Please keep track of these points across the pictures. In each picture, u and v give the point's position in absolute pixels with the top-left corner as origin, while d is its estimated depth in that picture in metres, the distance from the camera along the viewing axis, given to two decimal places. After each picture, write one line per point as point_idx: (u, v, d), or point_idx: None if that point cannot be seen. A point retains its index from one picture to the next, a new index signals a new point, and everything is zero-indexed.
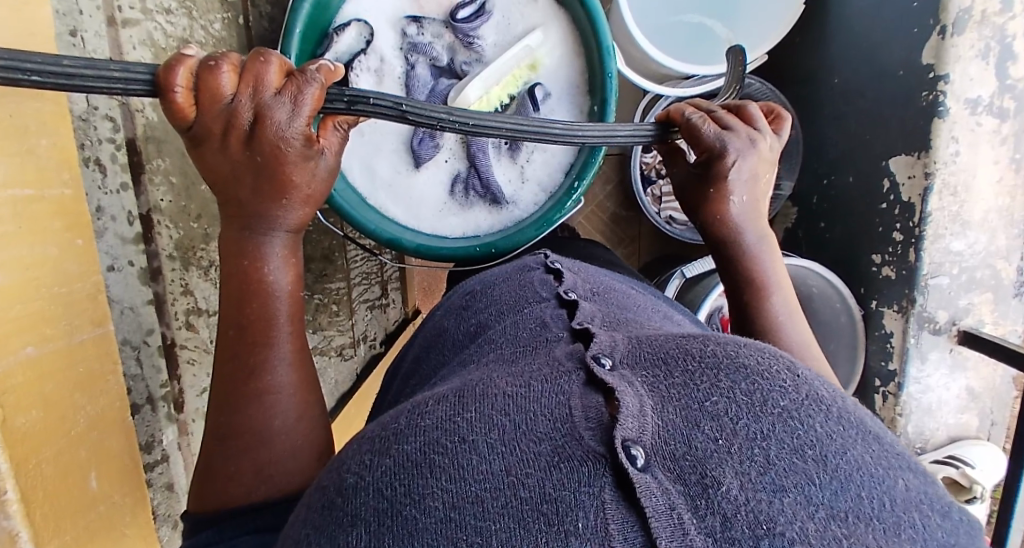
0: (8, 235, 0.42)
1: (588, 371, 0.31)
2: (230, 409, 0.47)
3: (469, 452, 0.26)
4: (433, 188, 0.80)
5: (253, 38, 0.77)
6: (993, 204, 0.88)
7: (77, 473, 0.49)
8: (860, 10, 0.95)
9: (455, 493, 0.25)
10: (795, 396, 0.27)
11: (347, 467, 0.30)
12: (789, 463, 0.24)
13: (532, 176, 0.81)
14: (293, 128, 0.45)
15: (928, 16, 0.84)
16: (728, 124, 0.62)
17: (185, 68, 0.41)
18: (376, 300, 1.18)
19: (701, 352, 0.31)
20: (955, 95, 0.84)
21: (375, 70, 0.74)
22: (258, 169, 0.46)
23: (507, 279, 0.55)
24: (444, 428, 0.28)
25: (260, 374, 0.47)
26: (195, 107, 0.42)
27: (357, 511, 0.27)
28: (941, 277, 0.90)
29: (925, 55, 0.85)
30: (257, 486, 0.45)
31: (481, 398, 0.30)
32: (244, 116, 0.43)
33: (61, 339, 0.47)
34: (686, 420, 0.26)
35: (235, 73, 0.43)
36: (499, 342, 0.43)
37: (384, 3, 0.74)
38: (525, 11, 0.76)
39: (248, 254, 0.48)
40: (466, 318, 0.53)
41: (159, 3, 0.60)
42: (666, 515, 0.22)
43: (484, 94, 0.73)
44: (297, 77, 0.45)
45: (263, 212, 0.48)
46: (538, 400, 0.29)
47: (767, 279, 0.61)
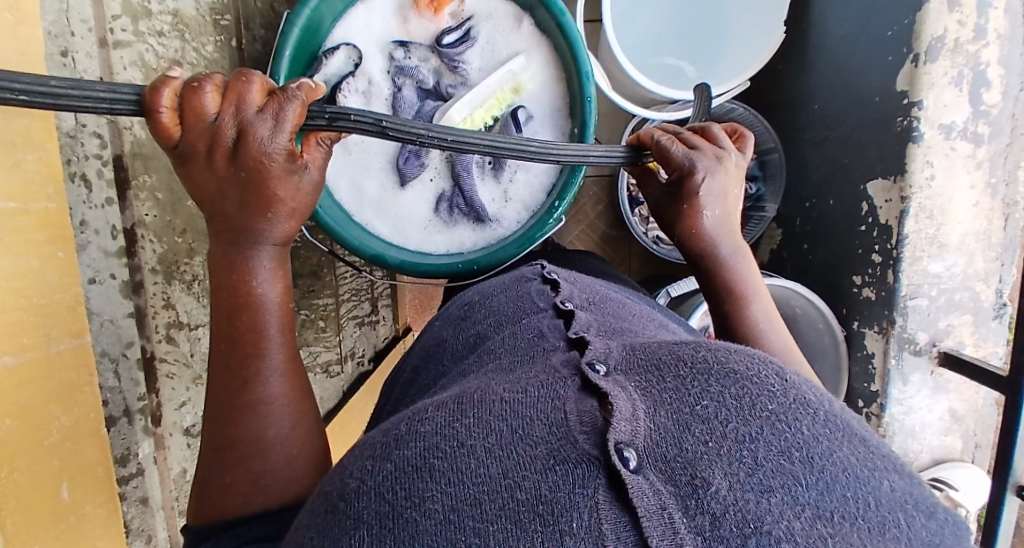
0: None
1: (583, 376, 0.32)
2: (226, 419, 0.47)
3: (468, 457, 0.27)
4: (418, 206, 0.81)
5: (246, 60, 0.79)
6: (971, 227, 0.89)
7: (49, 482, 0.49)
8: (839, 40, 0.98)
9: (454, 495, 0.26)
10: (784, 400, 0.27)
11: (350, 472, 0.31)
12: (777, 463, 0.24)
13: (516, 196, 0.82)
14: (276, 143, 0.46)
15: (902, 45, 0.87)
16: (695, 145, 0.64)
17: (170, 90, 0.44)
18: (366, 316, 1.19)
19: (693, 358, 0.31)
20: (930, 120, 0.86)
21: (363, 92, 0.76)
22: (243, 184, 0.47)
23: (506, 290, 0.57)
24: (444, 433, 0.29)
25: (251, 384, 0.48)
26: (180, 126, 0.44)
27: (359, 514, 0.27)
28: (920, 299, 0.91)
29: (900, 82, 0.88)
30: (254, 495, 0.45)
31: (479, 404, 0.30)
32: (227, 133, 0.45)
33: (39, 348, 0.47)
34: (678, 423, 0.27)
35: (218, 93, 0.45)
36: (498, 352, 0.44)
37: (373, 28, 0.77)
38: (509, 37, 0.78)
39: (237, 268, 0.49)
40: (465, 328, 0.55)
41: (153, 26, 0.61)
42: (658, 515, 0.23)
43: (466, 116, 0.76)
44: (278, 95, 0.46)
45: (247, 227, 0.48)
46: (534, 405, 0.30)
47: (745, 288, 0.62)
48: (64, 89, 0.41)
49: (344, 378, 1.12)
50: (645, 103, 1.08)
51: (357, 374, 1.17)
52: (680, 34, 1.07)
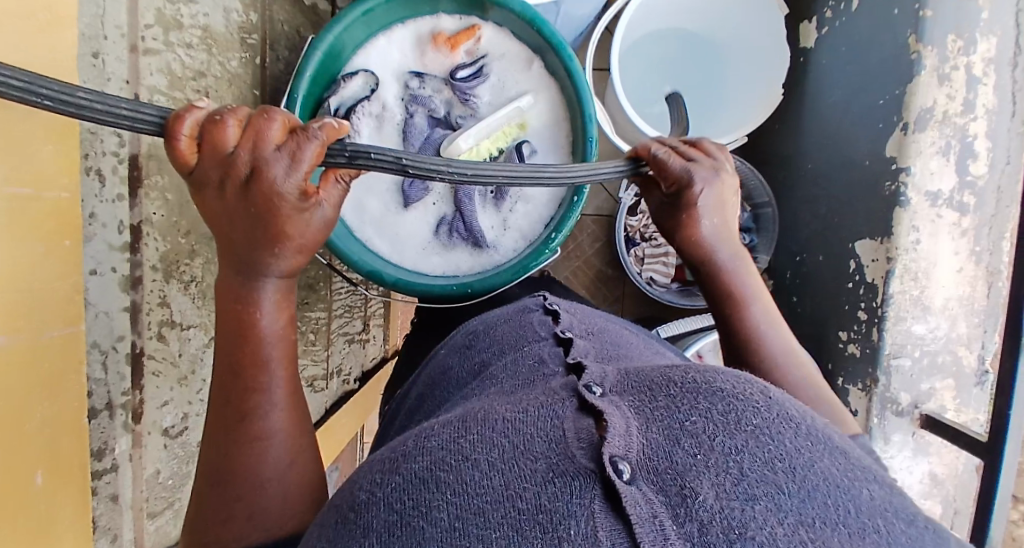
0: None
1: (580, 397, 0.33)
2: (224, 449, 0.47)
3: (471, 469, 0.28)
4: (418, 227, 0.84)
5: (267, 77, 0.82)
6: (954, 292, 0.90)
7: (23, 468, 0.50)
8: (829, 107, 1.05)
9: (460, 504, 0.26)
10: (768, 414, 0.28)
11: (360, 485, 0.32)
12: (762, 474, 0.25)
13: (514, 225, 0.84)
14: (288, 182, 0.48)
15: (893, 113, 0.91)
16: (693, 158, 0.66)
17: (192, 119, 0.46)
18: (357, 334, 1.21)
19: (682, 377, 0.31)
20: (917, 187, 0.89)
21: (376, 116, 0.80)
22: (254, 219, 0.48)
23: (509, 319, 0.59)
24: (449, 447, 0.30)
25: (251, 417, 0.48)
26: (196, 153, 0.47)
27: (369, 523, 0.28)
28: (903, 359, 0.92)
29: (889, 149, 0.92)
30: (246, 533, 0.44)
31: (484, 422, 0.31)
32: (242, 168, 0.47)
33: (30, 333, 0.49)
34: (668, 437, 0.27)
35: (239, 127, 0.47)
36: (500, 376, 0.46)
37: (390, 57, 0.81)
38: (518, 77, 0.82)
39: (244, 301, 0.51)
40: (470, 355, 0.56)
41: (182, 37, 0.64)
42: (649, 522, 0.23)
43: (472, 146, 0.78)
44: (297, 135, 0.48)
45: (256, 261, 0.50)
46: (534, 422, 0.30)
47: (746, 293, 0.63)
48: (86, 100, 0.42)
49: (328, 395, 1.11)
50: (645, 149, 1.12)
51: (342, 392, 1.17)
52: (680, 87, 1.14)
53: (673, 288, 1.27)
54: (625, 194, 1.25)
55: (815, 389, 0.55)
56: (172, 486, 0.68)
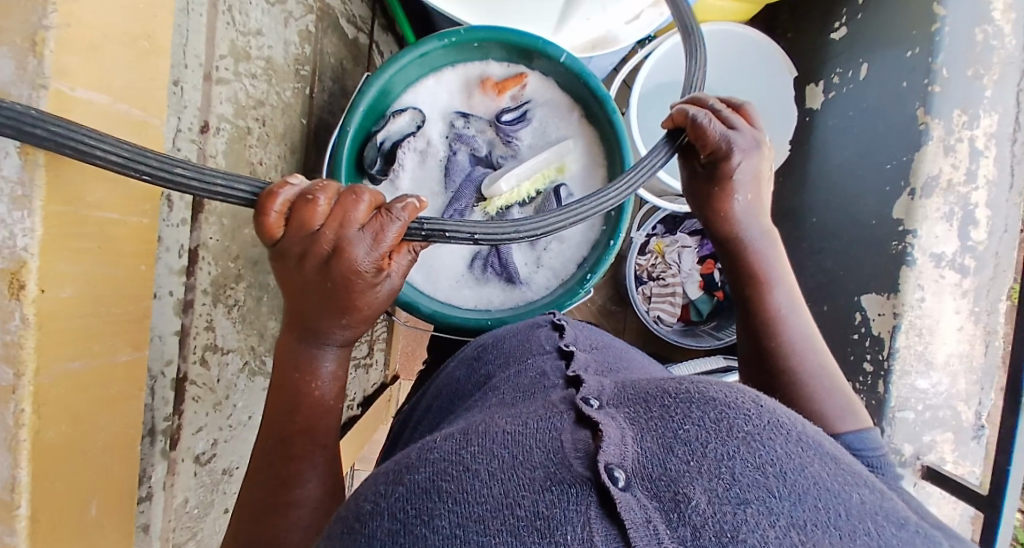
0: (85, 250, 0.42)
1: (578, 410, 0.35)
2: (258, 514, 0.49)
3: (472, 479, 0.30)
4: (454, 260, 0.85)
5: (313, 105, 0.84)
6: (955, 349, 0.95)
7: (80, 499, 0.45)
8: (837, 164, 1.12)
9: (461, 513, 0.29)
10: (759, 421, 0.30)
11: (364, 497, 0.35)
12: (753, 478, 0.27)
13: (547, 263, 0.86)
14: (369, 260, 0.49)
15: (900, 178, 0.99)
16: (733, 124, 0.64)
17: (284, 195, 0.46)
18: (362, 358, 1.20)
19: (676, 388, 0.34)
20: (922, 248, 0.95)
21: (420, 150, 0.86)
22: (328, 291, 0.51)
23: (516, 333, 0.63)
24: (451, 459, 0.32)
25: (290, 485, 0.51)
26: (283, 228, 0.47)
27: (374, 531, 0.31)
28: (908, 412, 0.96)
29: (896, 211, 0.98)
30: None
31: (485, 435, 0.34)
32: (325, 245, 0.48)
33: (102, 356, 0.45)
34: (662, 446, 0.29)
35: (328, 205, 0.48)
36: (503, 388, 0.49)
37: (439, 98, 0.86)
38: (560, 123, 0.86)
39: (301, 367, 0.55)
40: (477, 368, 0.60)
41: (248, 68, 0.66)
42: (643, 526, 0.25)
43: (511, 188, 0.82)
44: (383, 215, 0.49)
45: (321, 329, 0.54)
46: (532, 434, 0.33)
47: (771, 276, 0.67)
48: (184, 176, 0.42)
49: None
50: (659, 194, 1.17)
51: (346, 418, 1.15)
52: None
53: (677, 326, 1.30)
54: (636, 233, 1.29)
55: (831, 373, 0.62)
56: (195, 515, 0.67)
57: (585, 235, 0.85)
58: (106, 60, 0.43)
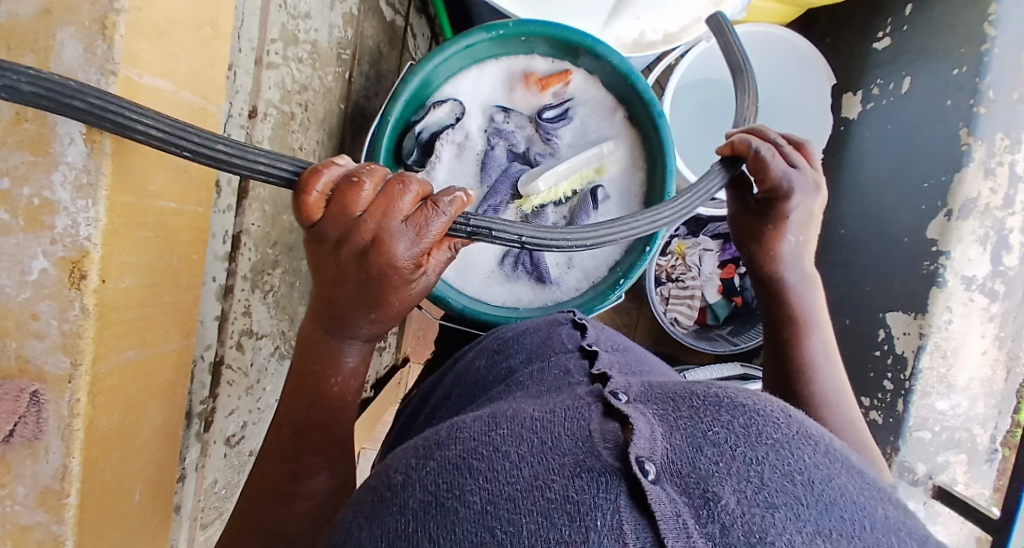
0: (148, 241, 0.43)
1: (605, 403, 0.31)
2: (268, 501, 0.49)
3: (502, 459, 0.26)
4: (486, 256, 0.85)
5: (351, 90, 0.83)
6: (977, 373, 0.96)
7: (127, 485, 0.47)
8: (869, 177, 1.10)
9: (491, 490, 0.25)
10: (788, 430, 0.27)
11: (395, 468, 0.30)
12: (781, 484, 0.24)
13: (579, 264, 0.86)
14: (408, 253, 0.47)
15: (937, 197, 0.98)
16: (794, 164, 0.64)
17: (328, 177, 0.45)
18: (378, 341, 1.22)
19: (703, 390, 0.30)
20: (954, 270, 0.95)
21: (458, 143, 0.84)
22: (361, 282, 0.48)
23: (536, 329, 0.55)
24: (483, 438, 0.28)
25: (303, 477, 0.50)
26: (323, 210, 0.45)
27: (408, 501, 0.26)
28: (924, 432, 0.97)
29: (930, 231, 0.97)
30: None
31: (512, 418, 0.30)
32: (364, 233, 0.45)
33: (156, 346, 0.46)
34: (690, 443, 0.26)
35: (373, 191, 0.45)
36: (526, 383, 0.43)
37: (481, 91, 0.85)
38: (601, 124, 0.85)
39: (324, 358, 0.53)
40: (497, 361, 0.52)
41: (297, 53, 0.65)
42: (673, 520, 0.22)
43: (549, 188, 0.82)
44: (427, 207, 0.47)
45: (347, 320, 0.51)
46: (562, 421, 0.29)
47: (811, 323, 0.66)
48: (226, 153, 0.42)
49: None
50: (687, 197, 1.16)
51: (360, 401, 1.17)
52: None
53: (692, 329, 1.30)
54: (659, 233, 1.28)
55: (864, 434, 0.57)
56: (223, 495, 0.67)
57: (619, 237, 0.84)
58: (169, 45, 0.43)
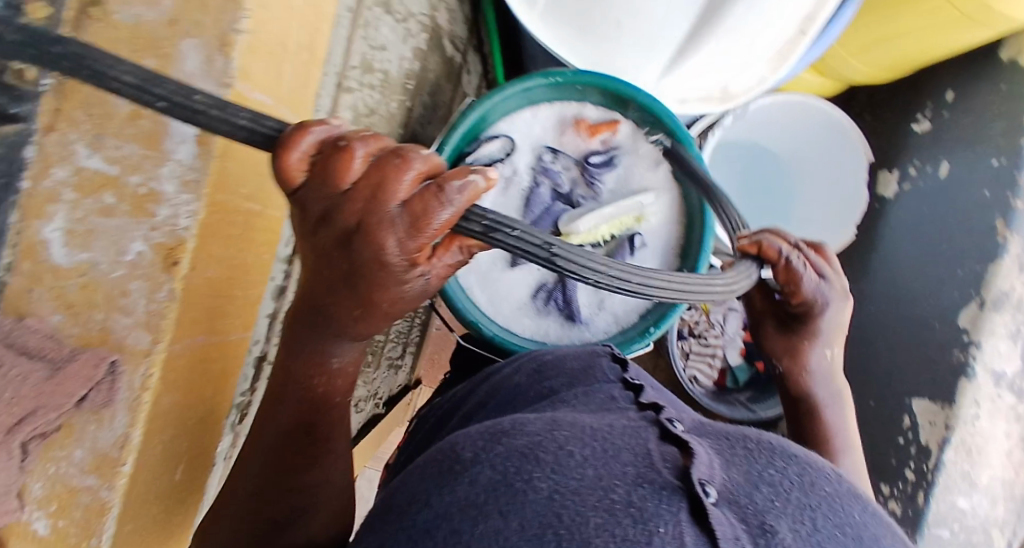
0: (232, 239, 0.47)
1: (662, 428, 0.34)
2: (268, 491, 0.50)
3: (569, 456, 0.29)
4: (519, 288, 0.88)
5: (410, 118, 0.88)
6: (999, 474, 0.97)
7: (171, 463, 0.50)
8: (904, 258, 1.11)
9: (560, 481, 0.27)
10: (836, 489, 0.30)
11: (461, 444, 0.33)
12: (831, 533, 0.26)
13: (609, 307, 0.88)
14: (400, 252, 0.36)
15: (972, 288, 1.00)
16: (823, 274, 0.66)
17: (315, 136, 0.35)
18: (394, 360, 1.24)
19: (758, 441, 0.34)
20: (984, 363, 0.97)
21: (506, 178, 0.88)
22: (345, 275, 0.38)
23: (574, 354, 0.57)
24: (549, 436, 0.31)
25: (305, 471, 0.51)
26: (305, 176, 0.35)
27: (476, 475, 0.29)
28: (944, 530, 0.95)
29: (961, 319, 1.00)
30: None
31: (574, 425, 0.33)
32: (348, 217, 0.35)
33: (222, 334, 0.50)
34: (746, 479, 0.29)
35: (365, 164, 0.34)
36: (572, 399, 0.45)
37: (532, 131, 0.89)
38: (644, 174, 0.89)
39: (317, 360, 0.47)
40: (537, 380, 0.53)
41: (370, 80, 0.70)
42: (732, 540, 0.24)
43: (589, 228, 0.84)
44: (431, 194, 0.33)
45: (336, 321, 0.43)
46: (622, 437, 0.32)
47: (838, 440, 0.71)
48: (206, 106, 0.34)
49: (361, 417, 1.12)
50: None
51: (370, 416, 1.18)
52: (748, 195, 1.26)
53: (710, 390, 1.29)
54: None
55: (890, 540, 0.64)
56: None
57: None
58: (270, 65, 0.46)
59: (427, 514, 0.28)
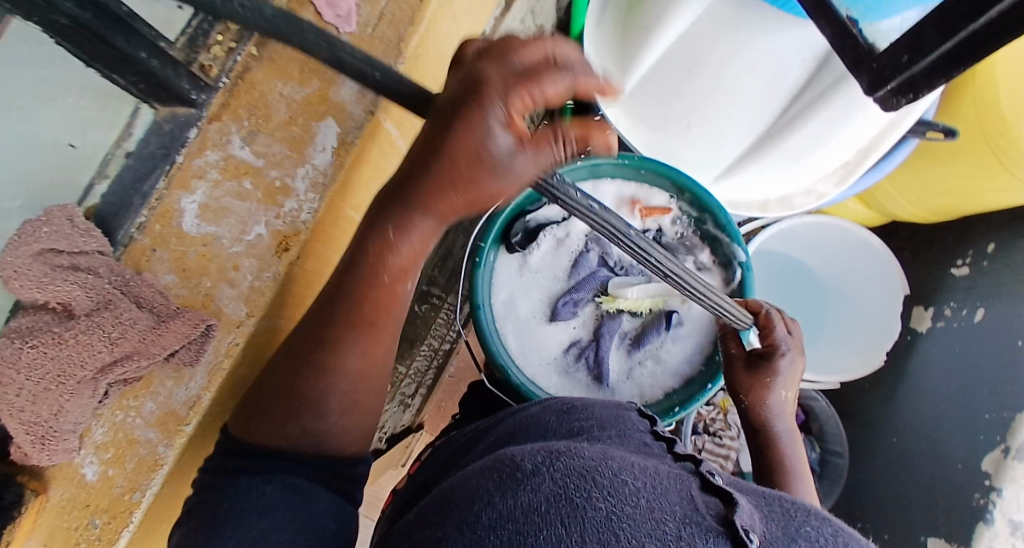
0: (317, 243, 0.64)
1: (704, 481, 0.36)
2: (302, 359, 0.53)
3: (624, 484, 0.32)
4: (552, 342, 0.92)
5: None
6: None
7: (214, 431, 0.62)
8: (930, 396, 1.16)
9: (616, 503, 0.30)
10: None
11: (521, 457, 0.36)
12: None
13: (638, 378, 0.92)
14: (500, 138, 0.39)
15: (995, 432, 1.01)
16: (789, 331, 0.78)
17: (476, 45, 0.43)
18: (404, 395, 1.29)
19: (794, 509, 0.36)
20: (1004, 510, 0.95)
21: (558, 238, 0.95)
22: (440, 150, 0.40)
23: (603, 402, 0.59)
24: (603, 464, 0.34)
25: (330, 351, 0.52)
26: (472, 50, 0.42)
27: (537, 484, 0.32)
28: None
29: (985, 462, 1.00)
30: (297, 444, 0.53)
31: (624, 462, 0.36)
32: (473, 83, 0.39)
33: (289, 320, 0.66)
34: (786, 537, 0.31)
35: (507, 50, 0.40)
36: (606, 439, 0.48)
37: (590, 202, 0.96)
38: (687, 260, 0.94)
39: (387, 231, 0.47)
40: (567, 419, 0.55)
41: None
42: None
43: (636, 297, 0.91)
44: (538, 88, 0.38)
45: (417, 199, 0.44)
46: (668, 481, 0.34)
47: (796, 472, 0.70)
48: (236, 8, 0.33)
49: None
50: None
51: None
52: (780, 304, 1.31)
53: None
54: None
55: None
56: None
57: (683, 365, 0.91)
58: None
59: (491, 512, 0.31)
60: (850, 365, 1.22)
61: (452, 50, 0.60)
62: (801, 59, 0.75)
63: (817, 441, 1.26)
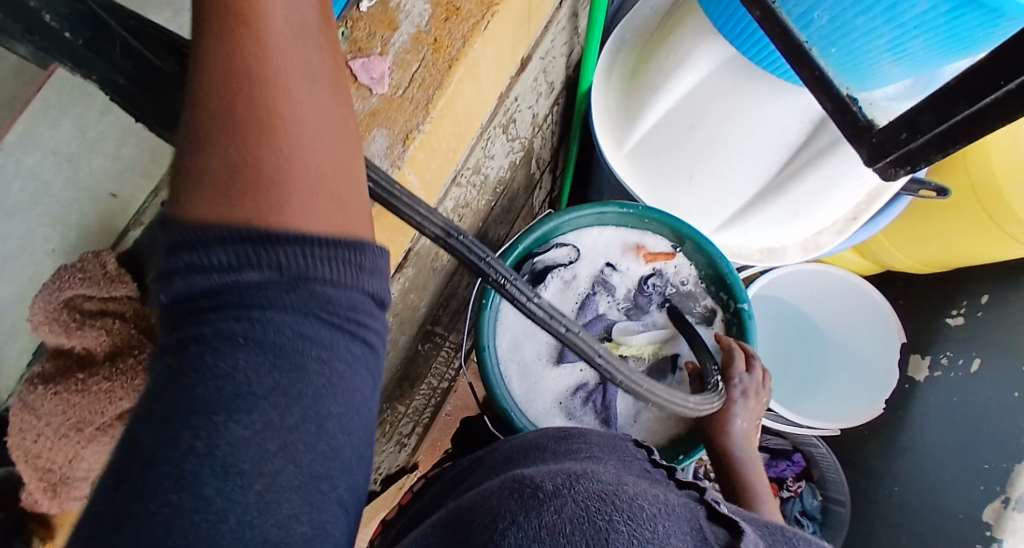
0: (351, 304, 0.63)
1: (711, 510, 0.42)
2: (219, 106, 0.28)
3: (647, 511, 0.35)
4: (558, 384, 0.94)
5: (487, 218, 1.04)
6: None
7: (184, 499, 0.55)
8: (928, 444, 1.16)
9: (640, 529, 0.32)
10: None
11: (535, 478, 0.37)
12: None
13: (643, 422, 0.92)
14: None
15: (995, 482, 1.01)
16: (750, 368, 0.82)
17: None
18: (402, 437, 1.26)
19: (785, 531, 0.44)
20: None
21: (566, 281, 0.97)
22: None
23: (604, 436, 0.68)
24: (619, 490, 0.37)
25: (257, 67, 0.29)
26: None
27: (559, 505, 0.33)
28: None
29: (986, 513, 1.00)
30: (256, 219, 0.28)
31: (638, 491, 0.39)
32: None
33: None
34: None
35: None
36: (603, 463, 0.52)
37: (598, 247, 0.98)
38: (692, 308, 0.97)
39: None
40: (568, 445, 0.62)
41: (473, 180, 0.84)
42: None
43: (637, 342, 0.95)
44: None
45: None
46: (680, 512, 0.39)
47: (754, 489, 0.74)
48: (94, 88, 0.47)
49: None
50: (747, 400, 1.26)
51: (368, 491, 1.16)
52: (778, 352, 1.34)
53: None
54: None
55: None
56: None
57: None
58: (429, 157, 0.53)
59: (516, 532, 0.32)
60: (850, 412, 1.23)
61: (480, 110, 0.62)
62: (800, 121, 0.79)
63: (818, 489, 1.33)
